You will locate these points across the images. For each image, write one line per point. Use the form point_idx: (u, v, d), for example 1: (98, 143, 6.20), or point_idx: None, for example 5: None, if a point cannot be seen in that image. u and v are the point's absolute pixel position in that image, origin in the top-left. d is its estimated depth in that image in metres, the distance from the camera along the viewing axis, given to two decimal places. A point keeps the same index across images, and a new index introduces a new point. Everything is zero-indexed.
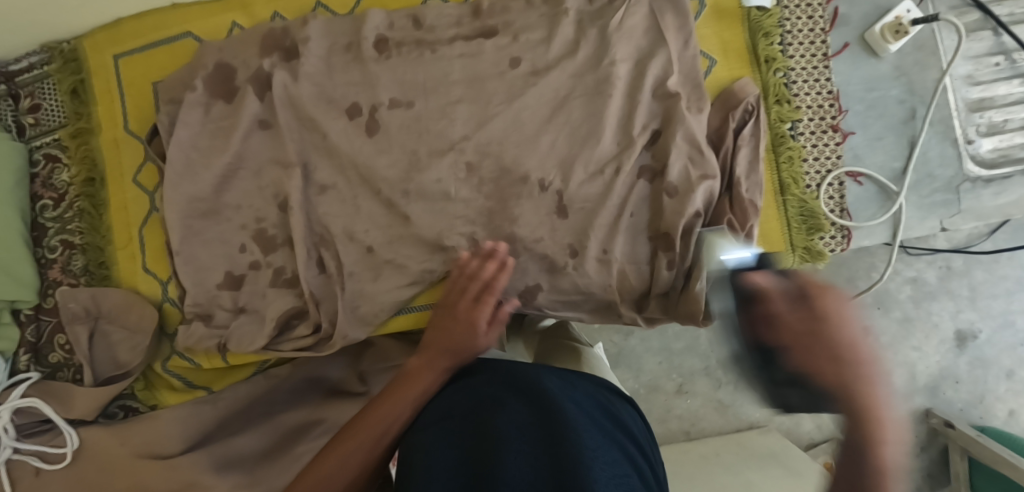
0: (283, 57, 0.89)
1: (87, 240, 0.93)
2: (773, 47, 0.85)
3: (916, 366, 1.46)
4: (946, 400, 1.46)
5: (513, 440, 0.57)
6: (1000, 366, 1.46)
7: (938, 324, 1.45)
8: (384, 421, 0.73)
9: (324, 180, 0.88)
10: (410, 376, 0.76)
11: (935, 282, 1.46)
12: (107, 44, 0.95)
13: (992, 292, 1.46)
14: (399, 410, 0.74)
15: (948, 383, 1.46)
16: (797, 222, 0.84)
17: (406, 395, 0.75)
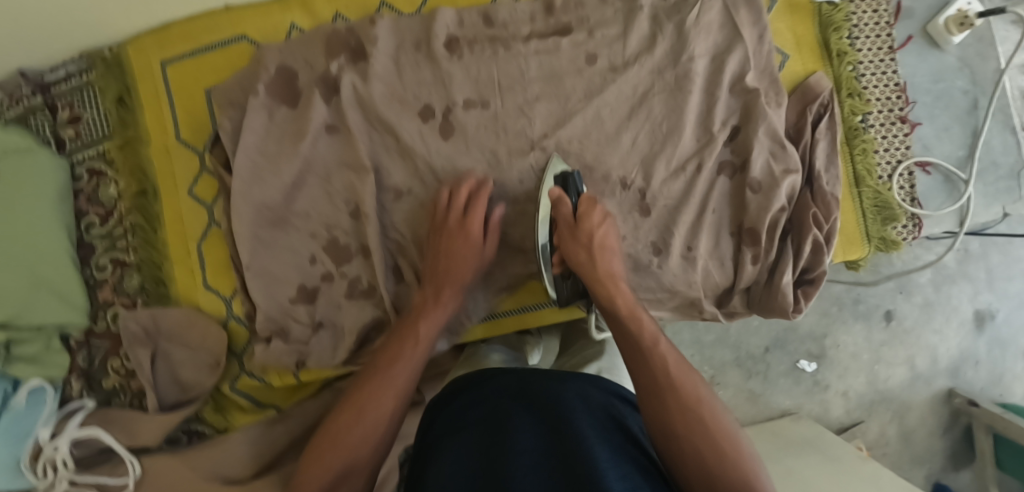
0: (350, 58, 0.86)
1: (141, 257, 0.88)
2: (843, 41, 0.86)
3: (937, 350, 1.38)
4: (967, 381, 1.39)
5: (521, 457, 0.58)
6: (1018, 346, 1.40)
7: (957, 307, 1.37)
8: (389, 404, 0.76)
9: (399, 186, 0.85)
10: (404, 346, 0.80)
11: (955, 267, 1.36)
12: (152, 48, 0.89)
13: (1007, 273, 1.37)
14: (405, 382, 0.78)
15: (969, 363, 1.39)
16: (871, 212, 0.86)
17: (406, 360, 0.79)
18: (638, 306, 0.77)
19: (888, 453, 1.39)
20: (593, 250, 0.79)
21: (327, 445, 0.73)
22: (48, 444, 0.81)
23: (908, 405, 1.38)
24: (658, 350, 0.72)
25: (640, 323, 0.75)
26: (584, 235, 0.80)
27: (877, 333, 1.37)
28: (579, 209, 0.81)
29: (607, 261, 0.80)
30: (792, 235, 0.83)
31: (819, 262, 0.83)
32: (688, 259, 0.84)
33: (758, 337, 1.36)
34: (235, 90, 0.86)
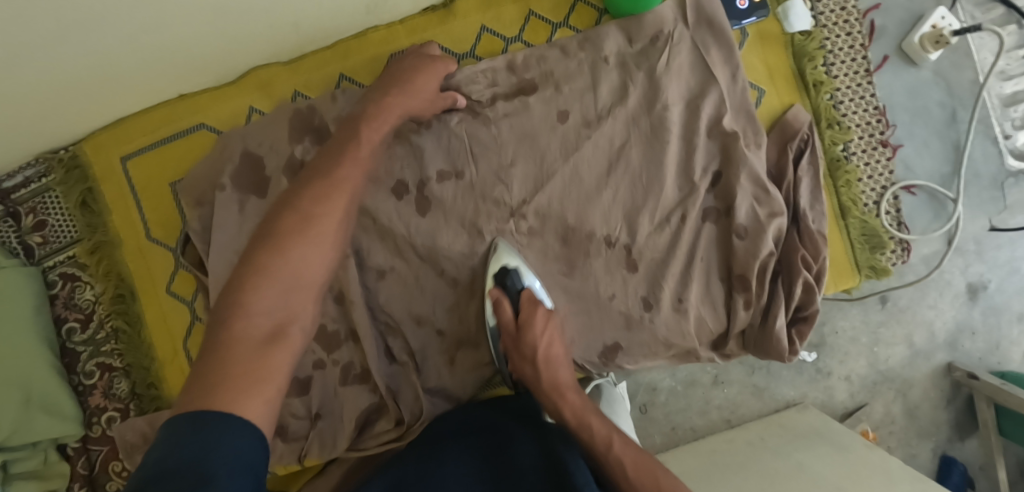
0: (315, 140, 0.84)
1: (128, 361, 0.87)
2: (818, 70, 0.84)
3: (934, 322, 1.18)
4: (965, 352, 1.19)
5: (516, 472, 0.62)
6: (1013, 310, 1.19)
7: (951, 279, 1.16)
8: (294, 267, 0.63)
9: (381, 265, 0.84)
10: (308, 231, 0.66)
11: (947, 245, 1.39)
12: (111, 146, 0.86)
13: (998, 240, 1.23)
14: (304, 252, 0.64)
15: (964, 335, 1.19)
16: (859, 242, 0.85)
17: (312, 225, 0.67)
18: (586, 411, 0.72)
19: (895, 431, 1.20)
20: (536, 363, 0.77)
21: (244, 313, 0.57)
22: None
23: (911, 381, 1.18)
24: (611, 451, 0.67)
25: (592, 430, 0.70)
26: (527, 350, 0.78)
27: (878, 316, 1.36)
28: (521, 313, 0.80)
29: (554, 372, 0.77)
30: (782, 277, 0.82)
31: (812, 301, 0.82)
32: (680, 311, 0.83)
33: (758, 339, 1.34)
34: (201, 183, 0.84)
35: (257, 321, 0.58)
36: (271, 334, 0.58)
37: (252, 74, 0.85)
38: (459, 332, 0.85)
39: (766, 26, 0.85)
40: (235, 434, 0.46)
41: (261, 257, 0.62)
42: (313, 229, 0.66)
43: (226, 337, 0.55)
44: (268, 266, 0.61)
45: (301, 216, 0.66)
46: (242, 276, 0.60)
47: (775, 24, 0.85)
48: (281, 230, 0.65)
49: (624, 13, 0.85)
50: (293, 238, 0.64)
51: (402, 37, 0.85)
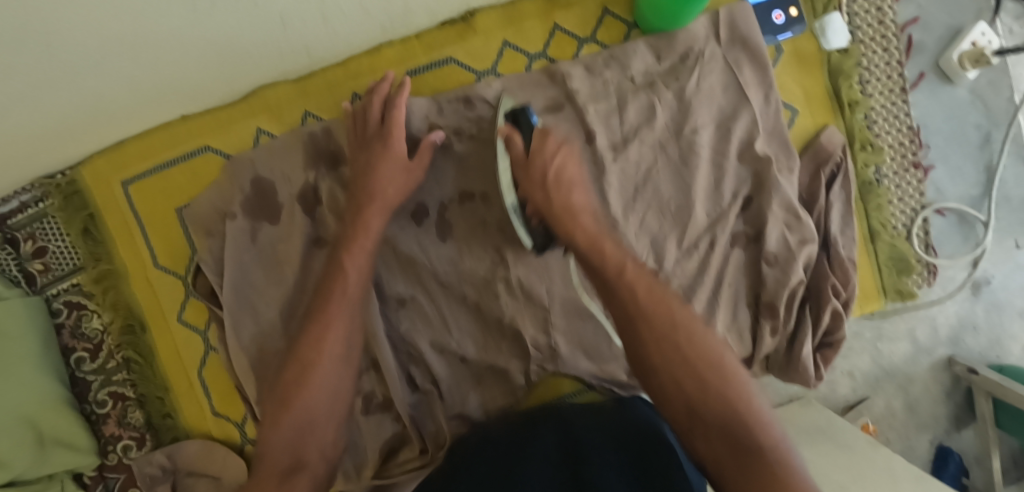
0: (334, 165, 0.80)
1: (142, 391, 0.85)
2: (853, 89, 0.81)
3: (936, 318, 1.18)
4: (967, 348, 1.17)
5: None
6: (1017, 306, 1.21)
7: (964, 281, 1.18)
8: (313, 397, 0.72)
9: (402, 293, 0.81)
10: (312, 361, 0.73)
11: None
12: (111, 171, 0.81)
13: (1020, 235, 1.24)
14: (319, 387, 0.72)
15: (967, 331, 1.18)
16: (887, 265, 0.84)
17: (326, 339, 0.75)
18: (600, 236, 0.68)
19: (896, 425, 1.20)
20: (547, 186, 0.71)
21: (266, 455, 0.68)
22: None
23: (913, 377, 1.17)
24: (636, 300, 0.62)
25: (603, 254, 0.66)
26: (537, 172, 0.71)
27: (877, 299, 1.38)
28: (531, 144, 0.73)
29: (565, 194, 0.71)
30: (811, 303, 0.81)
31: (840, 327, 0.81)
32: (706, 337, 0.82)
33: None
34: (210, 211, 0.80)
35: (281, 455, 0.68)
36: (294, 466, 0.68)
37: (259, 94, 0.80)
38: (483, 361, 0.82)
39: (802, 43, 0.81)
40: None
41: (284, 395, 0.72)
42: (315, 367, 0.73)
43: (261, 472, 0.67)
44: (285, 406, 0.70)
45: (302, 362, 0.72)
46: (271, 414, 0.71)
47: (812, 41, 0.80)
48: (303, 362, 0.73)
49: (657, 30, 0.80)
50: (301, 384, 0.72)
51: (419, 53, 0.80)
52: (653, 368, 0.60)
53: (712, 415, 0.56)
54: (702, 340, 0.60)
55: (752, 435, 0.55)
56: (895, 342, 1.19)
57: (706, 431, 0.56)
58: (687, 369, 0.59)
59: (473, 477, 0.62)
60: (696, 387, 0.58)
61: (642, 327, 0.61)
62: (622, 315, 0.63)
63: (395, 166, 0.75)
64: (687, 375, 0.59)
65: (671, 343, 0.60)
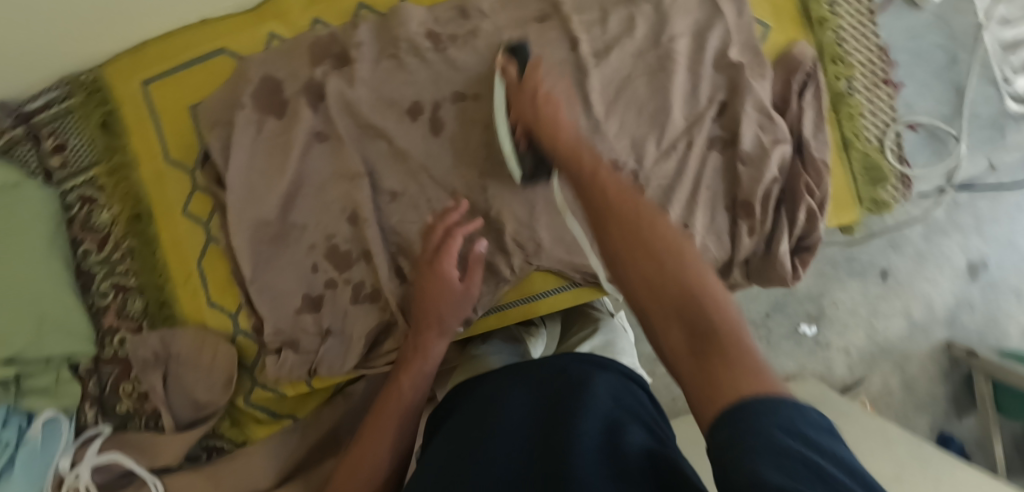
0: (335, 65, 0.85)
1: (143, 281, 0.89)
2: (822, 8, 0.86)
3: (932, 299, 1.43)
4: (963, 328, 1.44)
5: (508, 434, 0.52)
6: (1009, 287, 1.45)
7: (949, 257, 1.42)
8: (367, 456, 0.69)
9: (393, 187, 0.85)
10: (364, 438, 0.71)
11: (943, 218, 1.41)
12: (133, 70, 0.88)
13: (994, 219, 1.43)
14: (382, 436, 0.71)
15: (964, 310, 1.44)
16: (862, 174, 0.88)
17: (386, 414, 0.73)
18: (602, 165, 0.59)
19: (892, 405, 1.44)
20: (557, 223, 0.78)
21: None
22: (69, 472, 0.84)
23: (908, 355, 1.43)
24: (599, 180, 0.57)
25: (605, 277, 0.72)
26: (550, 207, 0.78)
27: (873, 288, 1.42)
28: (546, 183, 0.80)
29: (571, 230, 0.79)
30: (786, 204, 0.84)
31: (814, 230, 0.84)
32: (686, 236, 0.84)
33: (758, 303, 1.40)
34: (218, 106, 0.86)
35: None
36: None
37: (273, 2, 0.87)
38: (468, 253, 0.85)
39: None
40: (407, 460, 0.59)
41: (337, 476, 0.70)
42: (373, 428, 0.71)
43: None
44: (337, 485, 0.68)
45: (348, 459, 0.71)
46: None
47: None
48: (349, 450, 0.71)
49: None
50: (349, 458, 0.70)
51: None
52: (642, 308, 0.49)
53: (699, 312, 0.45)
54: (664, 225, 0.52)
55: (711, 313, 0.45)
56: (891, 318, 1.43)
57: (664, 309, 0.47)
58: (658, 276, 0.49)
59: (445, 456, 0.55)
60: (690, 310, 0.46)
61: (610, 224, 0.54)
62: (581, 182, 0.59)
63: (452, 302, 0.79)
64: (691, 309, 0.46)
65: (651, 261, 0.50)
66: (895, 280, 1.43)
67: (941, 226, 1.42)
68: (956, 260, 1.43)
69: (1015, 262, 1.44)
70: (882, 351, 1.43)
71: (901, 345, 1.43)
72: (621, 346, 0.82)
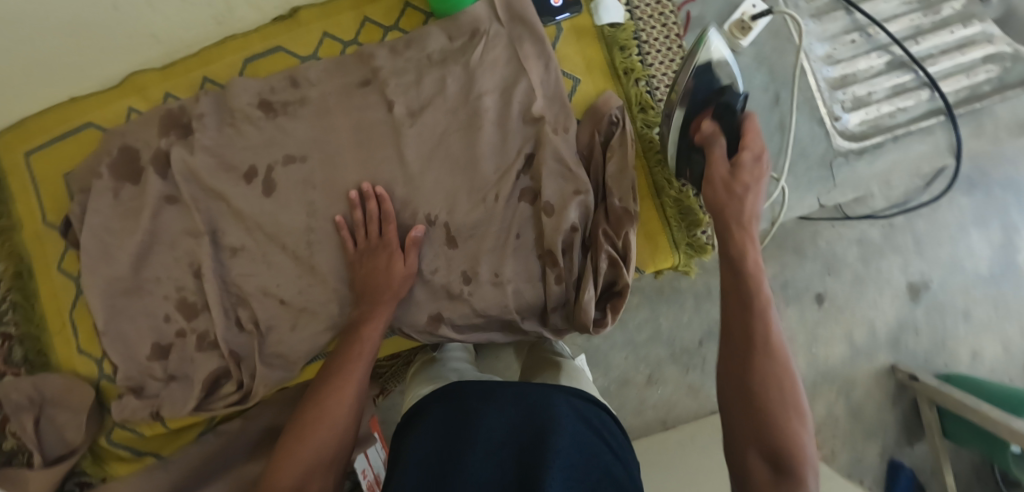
0: (181, 135, 0.94)
1: (23, 329, 0.98)
2: (631, 59, 0.90)
3: (875, 323, 1.39)
4: (910, 352, 1.39)
5: (484, 441, 0.65)
6: (956, 309, 1.40)
7: (889, 278, 1.39)
8: (330, 427, 0.72)
9: (233, 243, 0.93)
10: (322, 404, 0.74)
11: (880, 239, 1.39)
12: (17, 143, 0.99)
13: (936, 240, 1.40)
14: (339, 414, 0.73)
15: (908, 334, 1.39)
16: (677, 219, 0.89)
17: (341, 396, 0.75)
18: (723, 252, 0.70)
19: (839, 434, 1.37)
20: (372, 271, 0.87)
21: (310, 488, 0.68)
22: None
23: (852, 380, 1.38)
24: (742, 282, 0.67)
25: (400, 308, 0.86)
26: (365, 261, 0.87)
27: (812, 313, 1.39)
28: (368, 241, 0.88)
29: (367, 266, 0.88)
30: (590, 251, 0.87)
31: (620, 276, 0.86)
32: (498, 283, 0.88)
33: (690, 330, 1.33)
34: (84, 173, 0.96)
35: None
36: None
37: (130, 79, 0.97)
38: (299, 301, 0.91)
39: (579, 20, 0.91)
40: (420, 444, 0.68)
41: (293, 437, 0.71)
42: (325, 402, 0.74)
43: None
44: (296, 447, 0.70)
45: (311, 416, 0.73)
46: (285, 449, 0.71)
47: (589, 19, 0.91)
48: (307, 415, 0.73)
49: (449, 11, 0.92)
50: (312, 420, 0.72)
51: (256, 43, 0.96)
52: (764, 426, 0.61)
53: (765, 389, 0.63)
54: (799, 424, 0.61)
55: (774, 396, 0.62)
56: (831, 344, 1.39)
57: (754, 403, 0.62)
58: (736, 380, 0.64)
59: (429, 444, 0.68)
60: (746, 361, 0.64)
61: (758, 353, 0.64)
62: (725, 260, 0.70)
63: (380, 319, 0.83)
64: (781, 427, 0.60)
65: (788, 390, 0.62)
66: (833, 304, 1.39)
67: (878, 247, 1.40)
68: (897, 281, 1.39)
69: (959, 283, 1.40)
70: (825, 378, 1.39)
71: (843, 370, 1.38)
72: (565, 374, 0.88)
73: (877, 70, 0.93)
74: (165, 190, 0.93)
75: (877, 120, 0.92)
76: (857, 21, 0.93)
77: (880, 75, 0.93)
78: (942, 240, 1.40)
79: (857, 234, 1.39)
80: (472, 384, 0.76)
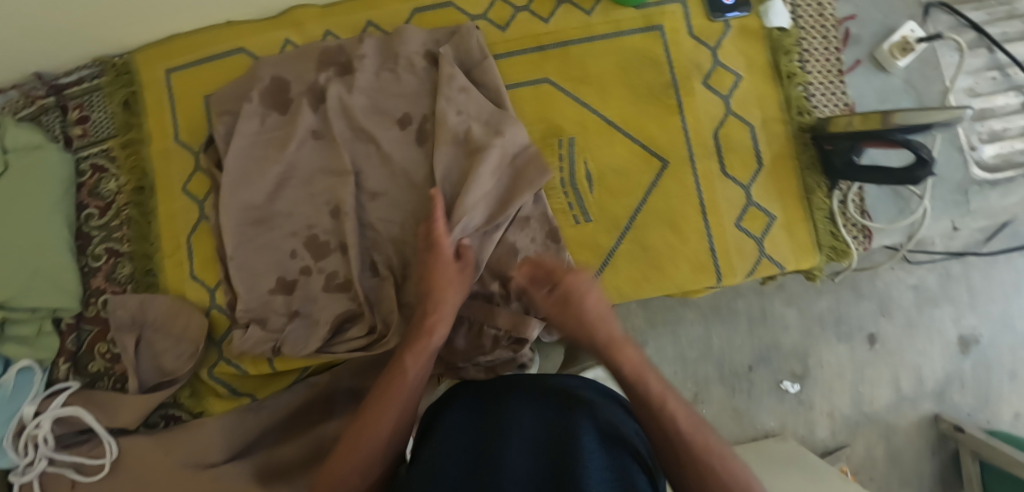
0: (338, 73, 0.93)
1: (134, 247, 0.95)
2: (793, 64, 0.92)
3: (923, 371, 1.26)
4: (954, 405, 1.26)
5: (526, 440, 0.58)
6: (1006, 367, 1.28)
7: (943, 327, 1.26)
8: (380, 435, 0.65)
9: (376, 187, 0.91)
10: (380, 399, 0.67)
11: (936, 288, 1.27)
12: (158, 59, 0.97)
13: (993, 294, 1.28)
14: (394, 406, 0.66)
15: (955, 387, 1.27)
16: (821, 222, 0.91)
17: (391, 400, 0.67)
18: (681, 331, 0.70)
19: (876, 476, 1.24)
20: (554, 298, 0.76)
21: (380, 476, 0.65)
22: (31, 421, 0.90)
23: (895, 427, 1.25)
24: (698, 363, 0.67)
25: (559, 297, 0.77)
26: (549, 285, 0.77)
27: (861, 354, 1.26)
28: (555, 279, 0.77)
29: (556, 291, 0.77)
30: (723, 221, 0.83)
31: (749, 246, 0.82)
32: (644, 258, 0.89)
33: (741, 353, 1.25)
34: (228, 96, 0.93)
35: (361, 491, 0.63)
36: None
37: (290, 12, 0.97)
38: None
39: (748, 21, 0.93)
40: (451, 443, 0.60)
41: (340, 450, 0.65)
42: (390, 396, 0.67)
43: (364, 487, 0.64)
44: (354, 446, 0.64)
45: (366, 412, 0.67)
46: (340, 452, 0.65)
47: (756, 20, 0.93)
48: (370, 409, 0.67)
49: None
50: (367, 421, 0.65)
51: None
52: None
53: None
54: None
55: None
56: (877, 387, 1.26)
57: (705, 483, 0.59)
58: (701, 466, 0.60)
59: (461, 445, 0.60)
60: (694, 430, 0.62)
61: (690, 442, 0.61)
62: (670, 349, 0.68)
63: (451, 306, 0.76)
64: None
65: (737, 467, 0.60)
66: (883, 348, 1.27)
67: (932, 295, 1.28)
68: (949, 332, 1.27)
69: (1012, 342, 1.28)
70: (868, 420, 1.26)
71: (887, 415, 1.26)
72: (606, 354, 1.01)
73: (1014, 108, 0.97)
74: (315, 124, 0.91)
75: (1010, 155, 0.97)
76: (998, 60, 0.98)
77: (1017, 113, 0.97)
78: (996, 295, 1.27)
79: (914, 280, 1.26)
80: (496, 378, 0.69)
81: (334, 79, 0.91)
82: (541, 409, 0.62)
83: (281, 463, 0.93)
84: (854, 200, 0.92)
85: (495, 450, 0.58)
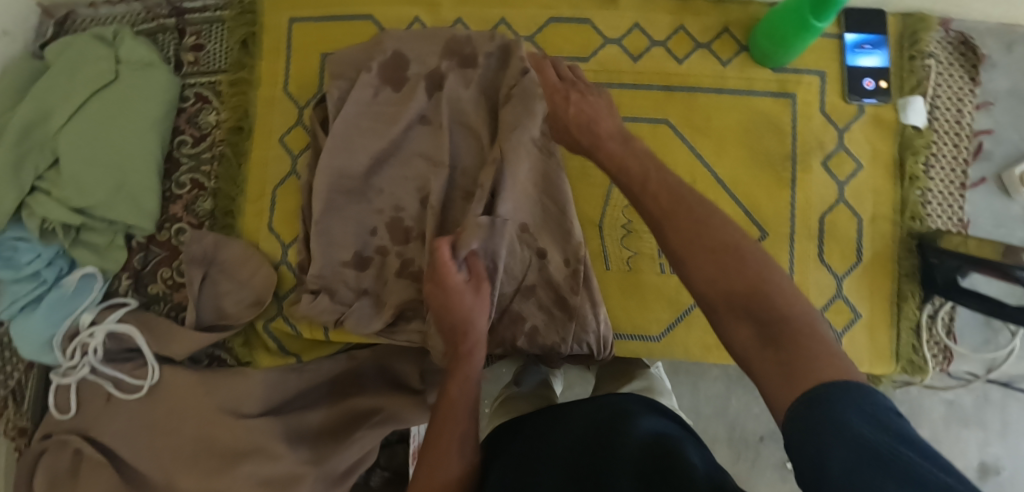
0: (461, 64, 0.90)
1: (220, 186, 0.96)
2: (918, 166, 0.89)
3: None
4: None
5: (554, 468, 0.58)
6: None
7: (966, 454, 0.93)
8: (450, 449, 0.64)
9: (470, 186, 0.88)
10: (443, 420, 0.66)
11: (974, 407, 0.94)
12: (286, 6, 0.97)
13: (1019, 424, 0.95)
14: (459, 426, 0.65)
15: None
16: (906, 332, 0.88)
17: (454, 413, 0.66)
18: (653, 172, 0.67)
19: None
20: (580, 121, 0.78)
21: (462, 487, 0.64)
22: (87, 330, 0.92)
23: None
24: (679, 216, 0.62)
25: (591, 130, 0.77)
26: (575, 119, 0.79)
27: None
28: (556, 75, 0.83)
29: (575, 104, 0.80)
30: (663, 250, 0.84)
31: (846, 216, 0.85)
32: None
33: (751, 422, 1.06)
34: (347, 60, 0.91)
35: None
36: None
37: None
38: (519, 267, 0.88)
39: (883, 111, 0.90)
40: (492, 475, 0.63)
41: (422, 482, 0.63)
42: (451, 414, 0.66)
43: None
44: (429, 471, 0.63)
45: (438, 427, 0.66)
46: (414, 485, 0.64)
47: (892, 112, 0.90)
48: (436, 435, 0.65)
49: (772, 54, 0.88)
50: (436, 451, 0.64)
51: (563, 7, 0.93)
52: (776, 336, 0.52)
53: (779, 320, 0.53)
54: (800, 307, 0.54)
55: (785, 314, 0.53)
56: None
57: (733, 308, 0.56)
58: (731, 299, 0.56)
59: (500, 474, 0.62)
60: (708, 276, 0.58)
61: (701, 264, 0.58)
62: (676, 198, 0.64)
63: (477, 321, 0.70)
64: (785, 308, 0.53)
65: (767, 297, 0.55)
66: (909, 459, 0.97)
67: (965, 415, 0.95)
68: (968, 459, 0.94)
69: None
70: None
71: None
72: (662, 392, 0.80)
73: None
74: (427, 110, 0.90)
75: None
76: None
77: None
78: None
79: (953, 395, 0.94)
80: (534, 410, 0.71)
81: (456, 69, 0.90)
82: (571, 432, 0.62)
83: (310, 428, 0.94)
84: (944, 319, 0.90)
85: (526, 478, 0.59)
